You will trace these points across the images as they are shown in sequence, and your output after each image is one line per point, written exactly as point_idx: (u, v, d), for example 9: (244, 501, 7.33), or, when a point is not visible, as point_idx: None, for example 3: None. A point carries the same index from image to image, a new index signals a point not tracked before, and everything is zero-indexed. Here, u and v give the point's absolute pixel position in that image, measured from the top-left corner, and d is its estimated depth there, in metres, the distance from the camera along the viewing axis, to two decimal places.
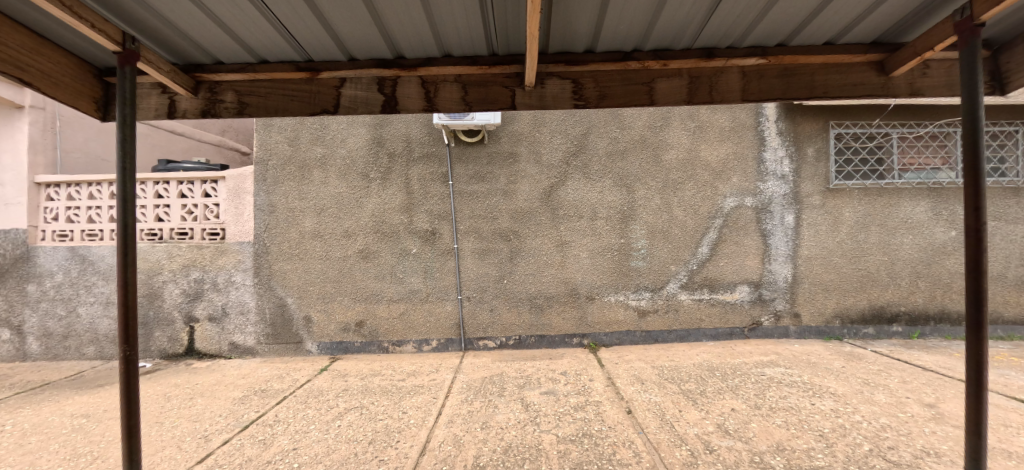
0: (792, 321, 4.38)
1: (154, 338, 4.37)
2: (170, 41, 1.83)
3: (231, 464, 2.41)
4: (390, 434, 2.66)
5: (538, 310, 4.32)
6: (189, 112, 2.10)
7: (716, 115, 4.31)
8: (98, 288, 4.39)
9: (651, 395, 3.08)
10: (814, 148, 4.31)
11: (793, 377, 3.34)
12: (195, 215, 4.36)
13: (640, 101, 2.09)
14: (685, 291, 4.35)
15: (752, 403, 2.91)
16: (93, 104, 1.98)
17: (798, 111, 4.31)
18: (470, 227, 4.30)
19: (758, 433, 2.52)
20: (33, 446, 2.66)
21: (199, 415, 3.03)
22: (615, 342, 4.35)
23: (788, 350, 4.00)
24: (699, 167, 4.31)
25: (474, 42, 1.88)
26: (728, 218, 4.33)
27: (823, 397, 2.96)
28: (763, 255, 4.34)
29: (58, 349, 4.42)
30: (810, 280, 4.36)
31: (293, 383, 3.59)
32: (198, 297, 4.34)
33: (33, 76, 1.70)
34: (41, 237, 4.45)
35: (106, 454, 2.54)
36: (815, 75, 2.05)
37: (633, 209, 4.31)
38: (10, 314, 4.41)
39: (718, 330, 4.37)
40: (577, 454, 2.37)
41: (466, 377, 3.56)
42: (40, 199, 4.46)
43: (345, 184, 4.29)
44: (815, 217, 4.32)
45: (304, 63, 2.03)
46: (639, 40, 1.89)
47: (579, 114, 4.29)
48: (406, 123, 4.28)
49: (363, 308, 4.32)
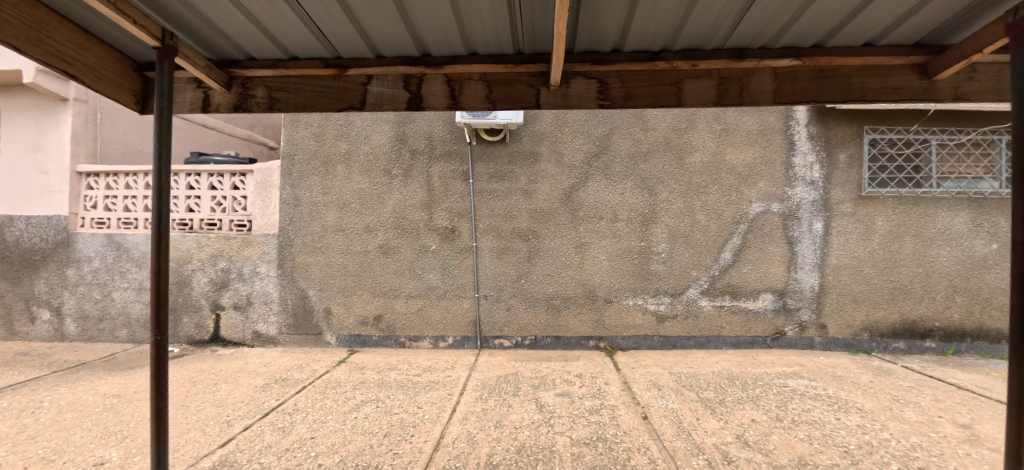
0: (817, 332, 4.24)
1: (182, 324, 4.53)
2: (206, 37, 1.88)
3: (252, 449, 2.48)
4: (405, 429, 2.68)
5: (554, 311, 4.29)
6: (223, 106, 2.16)
7: (743, 117, 4.21)
8: (132, 273, 4.58)
9: (667, 402, 3.02)
10: (847, 154, 4.16)
11: (817, 390, 3.23)
12: (224, 206, 4.51)
13: (668, 101, 2.05)
14: (705, 296, 4.26)
15: (773, 415, 2.83)
16: (133, 97, 2.06)
17: (830, 115, 4.16)
18: (489, 225, 4.30)
19: (779, 446, 2.45)
20: (68, 423, 2.79)
21: (222, 401, 3.13)
22: (632, 346, 4.29)
23: (813, 361, 3.87)
24: (724, 171, 4.22)
25: (501, 39, 1.88)
26: (753, 223, 4.22)
27: (849, 413, 2.85)
28: (789, 263, 4.21)
29: (93, 331, 4.63)
30: (839, 291, 4.20)
31: (313, 373, 3.68)
32: (225, 285, 4.48)
33: (79, 69, 1.78)
34: (81, 224, 4.67)
35: (134, 434, 2.64)
36: (853, 78, 1.97)
37: (655, 212, 4.24)
38: (50, 295, 4.64)
39: (740, 338, 4.27)
40: (591, 458, 2.35)
41: (481, 375, 3.57)
42: (81, 187, 4.68)
43: (368, 180, 4.36)
44: (846, 225, 4.17)
45: (333, 60, 2.07)
46: (668, 40, 1.86)
47: (601, 114, 4.25)
48: (430, 120, 4.32)
49: (382, 302, 4.38)
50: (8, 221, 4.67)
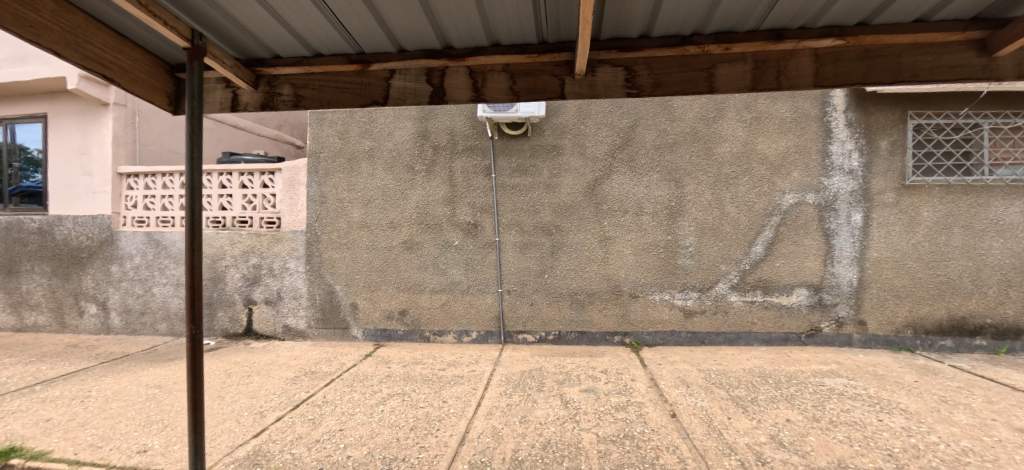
0: (855, 328, 4.04)
1: (218, 318, 4.70)
2: (233, 37, 1.91)
3: (283, 440, 2.54)
4: (431, 422, 2.70)
5: (579, 306, 4.24)
6: (251, 105, 2.21)
7: (776, 105, 4.03)
8: (170, 270, 4.77)
9: (697, 400, 2.94)
10: (889, 141, 3.93)
11: (856, 389, 3.07)
12: (254, 204, 4.64)
13: (699, 88, 1.97)
14: (736, 292, 4.12)
15: (809, 415, 2.71)
16: (166, 98, 2.12)
17: (871, 100, 3.93)
18: (512, 220, 4.28)
19: (817, 448, 2.34)
20: (114, 411, 2.95)
21: (256, 392, 3.23)
22: (658, 342, 4.21)
23: (851, 359, 3.70)
24: (756, 161, 4.05)
25: (524, 30, 1.84)
26: (786, 216, 4.04)
27: (892, 414, 2.70)
28: (825, 257, 4.02)
29: (136, 324, 4.86)
30: (880, 285, 3.99)
31: (340, 366, 3.76)
32: (257, 281, 4.62)
33: (116, 72, 1.84)
34: (123, 223, 4.90)
35: (174, 423, 2.77)
36: (902, 57, 1.83)
37: (682, 205, 4.12)
38: (97, 291, 4.90)
39: (771, 335, 4.12)
40: (618, 455, 2.30)
41: (506, 370, 3.55)
42: (122, 188, 4.91)
43: (392, 176, 4.40)
44: (888, 216, 3.94)
45: (356, 55, 2.07)
46: (699, 23, 1.78)
47: (626, 105, 4.14)
48: (451, 115, 4.31)
49: (406, 297, 4.42)
50: (57, 220, 4.94)
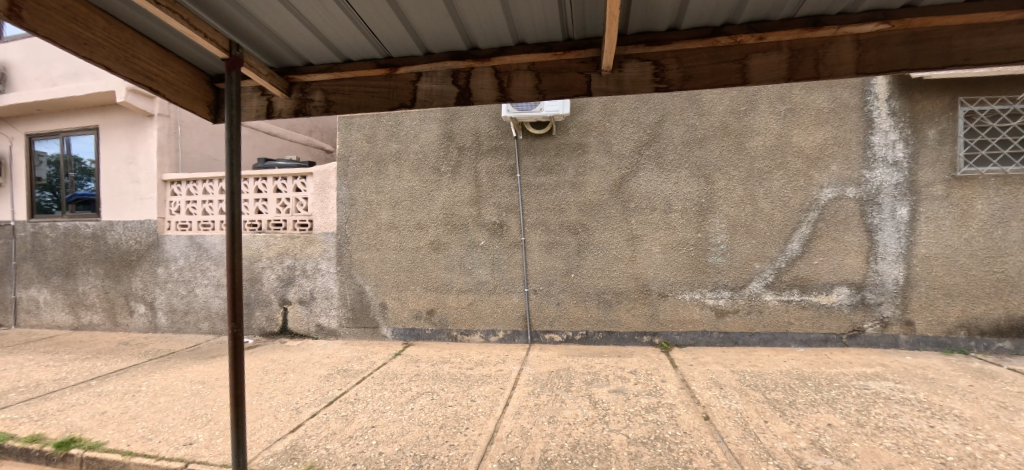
0: (902, 329, 3.82)
1: (255, 317, 4.90)
2: (268, 46, 1.99)
3: (318, 435, 2.63)
4: (460, 421, 2.73)
5: (606, 306, 4.19)
6: (285, 112, 2.29)
7: (812, 95, 3.87)
8: (210, 271, 5.00)
9: (731, 402, 2.85)
10: (937, 130, 3.70)
11: (904, 394, 2.90)
12: (288, 208, 4.81)
13: (731, 80, 1.90)
14: (771, 291, 3.97)
15: (852, 420, 2.58)
16: (206, 108, 2.22)
17: (917, 87, 3.71)
18: (537, 220, 4.27)
19: (861, 455, 2.23)
20: (162, 405, 3.12)
21: (292, 389, 3.34)
22: (689, 343, 4.11)
23: (898, 361, 3.50)
24: (791, 154, 3.89)
25: (550, 28, 1.83)
26: (825, 211, 3.86)
27: (945, 420, 2.53)
28: (868, 253, 3.82)
29: (181, 323, 5.13)
30: (929, 283, 3.76)
31: (371, 365, 3.84)
32: (291, 281, 4.78)
33: (161, 84, 1.94)
34: (167, 227, 5.18)
35: (217, 418, 2.90)
36: (953, 40, 1.72)
37: (712, 201, 4.01)
38: (145, 291, 5.20)
39: (810, 335, 3.94)
40: (649, 458, 2.26)
41: (533, 370, 3.55)
42: (166, 194, 5.19)
43: (418, 178, 4.47)
44: (937, 210, 3.71)
45: (384, 59, 2.12)
46: (730, 13, 1.72)
47: (652, 100, 4.06)
48: (476, 116, 4.34)
49: (433, 297, 4.48)
50: (109, 226, 5.27)
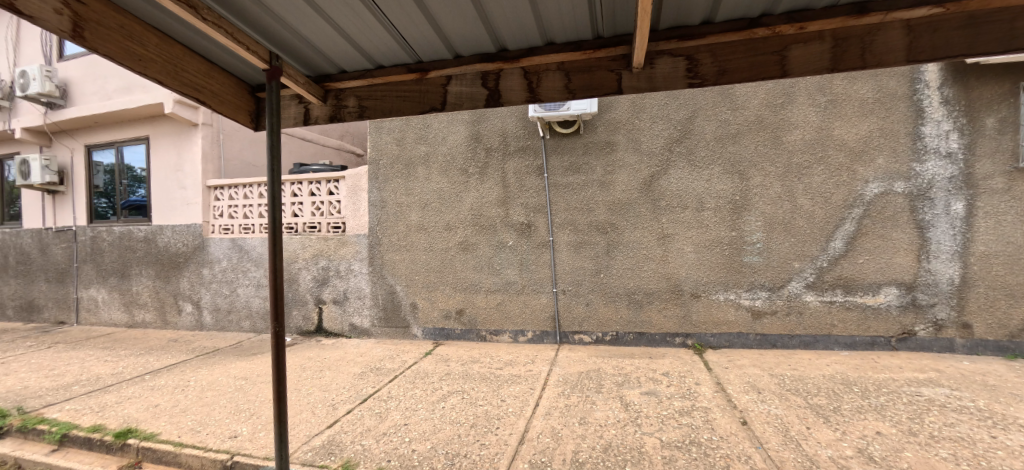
0: (959, 332, 3.57)
1: (293, 316, 5.09)
2: (305, 56, 2.07)
3: (354, 431, 2.71)
4: (490, 420, 2.75)
5: (636, 306, 4.12)
6: (321, 118, 2.37)
7: (855, 85, 3.68)
8: (251, 272, 5.23)
9: (770, 407, 2.74)
10: (996, 118, 3.44)
11: (962, 401, 2.71)
12: (322, 210, 4.98)
13: (769, 73, 1.84)
14: (812, 291, 3.79)
15: (904, 428, 2.44)
16: (248, 117, 2.33)
17: (974, 73, 3.46)
18: (565, 219, 4.25)
19: (914, 465, 2.10)
20: (209, 399, 3.29)
21: (328, 386, 3.46)
22: (724, 345, 3.98)
23: (954, 367, 3.28)
24: (832, 147, 3.71)
25: (579, 26, 1.82)
26: (870, 207, 3.66)
27: (1009, 430, 2.35)
28: (919, 251, 3.60)
29: (224, 321, 5.39)
30: (989, 283, 3.50)
31: (403, 363, 3.93)
32: (326, 282, 4.95)
33: (207, 96, 2.06)
34: (212, 230, 5.46)
35: (259, 412, 3.04)
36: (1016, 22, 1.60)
37: (747, 198, 3.87)
38: (192, 291, 5.50)
39: (855, 338, 3.75)
40: (684, 462, 2.21)
41: (562, 371, 3.53)
42: (210, 199, 5.48)
43: (446, 179, 4.53)
44: (998, 204, 3.45)
45: (415, 64, 2.17)
46: (768, 4, 1.66)
47: (682, 96, 3.96)
48: (503, 117, 4.36)
49: (462, 297, 4.53)
50: (159, 229, 5.60)
